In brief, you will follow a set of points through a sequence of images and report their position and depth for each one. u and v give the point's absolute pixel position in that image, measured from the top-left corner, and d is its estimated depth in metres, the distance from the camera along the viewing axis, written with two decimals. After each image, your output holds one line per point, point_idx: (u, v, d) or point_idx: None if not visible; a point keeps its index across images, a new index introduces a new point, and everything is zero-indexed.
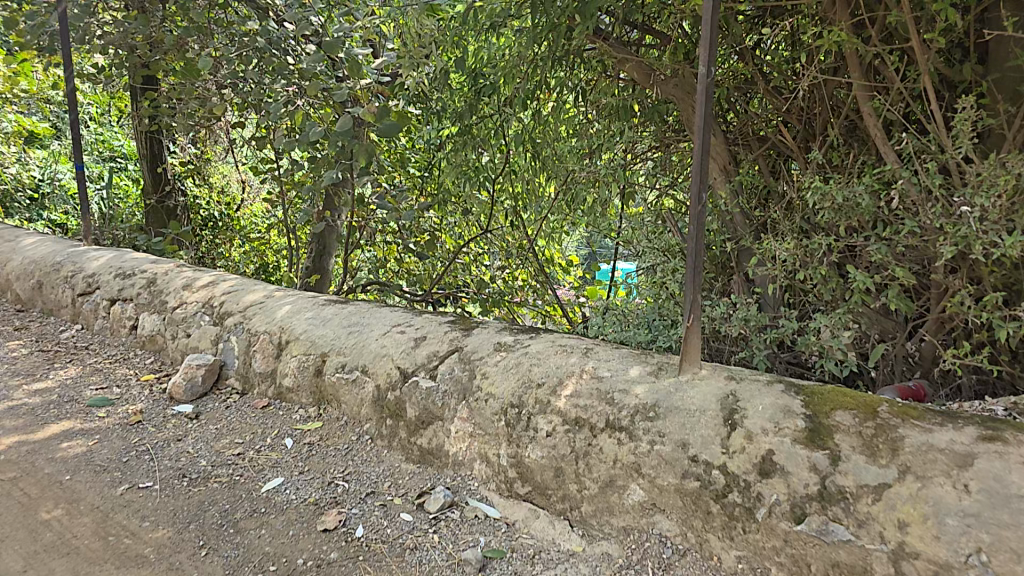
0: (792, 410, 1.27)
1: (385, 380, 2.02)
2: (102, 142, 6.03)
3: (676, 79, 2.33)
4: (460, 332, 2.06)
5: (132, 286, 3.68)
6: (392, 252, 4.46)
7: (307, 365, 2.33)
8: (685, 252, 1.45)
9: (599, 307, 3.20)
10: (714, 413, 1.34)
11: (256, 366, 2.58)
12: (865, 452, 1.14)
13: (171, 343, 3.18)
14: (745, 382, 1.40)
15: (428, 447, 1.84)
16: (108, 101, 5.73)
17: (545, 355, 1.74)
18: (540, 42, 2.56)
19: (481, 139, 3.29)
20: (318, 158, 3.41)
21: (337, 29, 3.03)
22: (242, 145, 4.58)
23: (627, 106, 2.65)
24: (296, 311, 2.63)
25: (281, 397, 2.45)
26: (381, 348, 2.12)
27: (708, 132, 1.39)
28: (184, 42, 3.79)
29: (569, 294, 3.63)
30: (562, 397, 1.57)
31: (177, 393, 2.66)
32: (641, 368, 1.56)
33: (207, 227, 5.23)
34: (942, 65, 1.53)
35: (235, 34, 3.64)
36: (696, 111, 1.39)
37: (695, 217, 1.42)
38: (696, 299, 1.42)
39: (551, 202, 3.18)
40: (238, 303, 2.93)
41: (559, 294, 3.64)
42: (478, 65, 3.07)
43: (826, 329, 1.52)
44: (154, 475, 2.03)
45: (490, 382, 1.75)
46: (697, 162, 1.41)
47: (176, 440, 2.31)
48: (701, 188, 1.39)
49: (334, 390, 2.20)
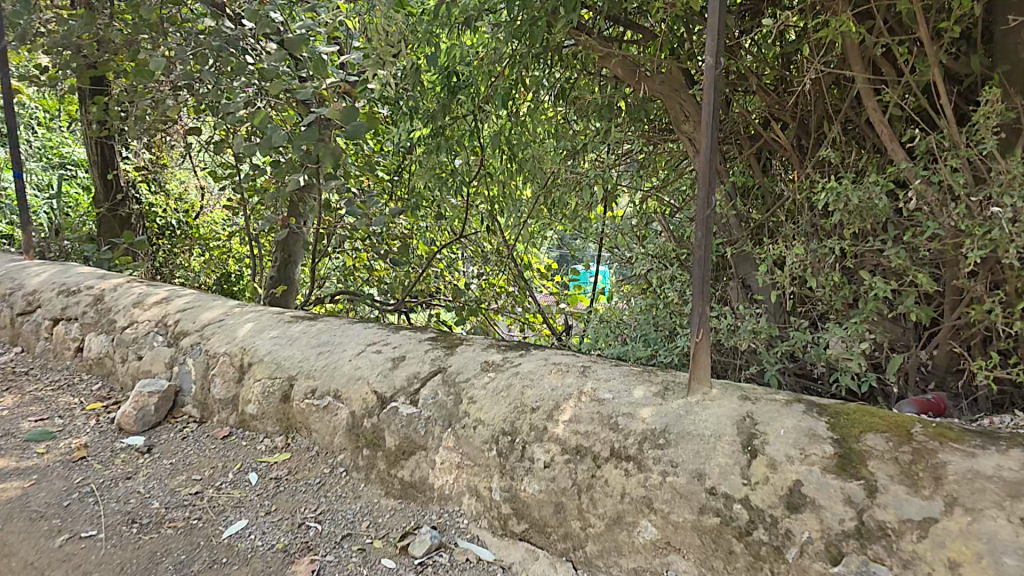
0: (817, 434, 1.16)
1: (361, 406, 1.83)
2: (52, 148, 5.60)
3: (663, 75, 2.20)
4: (442, 350, 1.90)
5: (76, 304, 3.37)
6: (361, 260, 4.25)
7: (273, 390, 2.12)
8: (693, 261, 1.32)
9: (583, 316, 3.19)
10: (732, 439, 1.21)
11: (215, 392, 2.35)
12: (905, 482, 1.03)
13: (121, 366, 2.91)
14: (761, 403, 1.28)
15: (410, 480, 1.66)
16: (56, 105, 5.37)
17: (538, 376, 1.59)
18: (521, 37, 2.41)
19: (455, 141, 3.14)
20: (281, 163, 3.19)
21: (299, 25, 2.83)
22: (201, 150, 4.30)
23: (611, 104, 2.51)
24: (260, 330, 2.42)
25: (243, 426, 2.23)
26: (355, 370, 1.93)
27: (716, 130, 1.27)
28: (133, 40, 3.50)
29: (549, 300, 3.54)
30: (559, 423, 1.43)
31: (127, 424, 2.40)
32: (645, 388, 1.43)
33: (165, 235, 4.90)
34: (948, 59, 1.46)
35: (190, 31, 3.38)
36: (705, 106, 1.26)
37: (702, 223, 1.29)
38: (704, 311, 1.31)
39: (530, 206, 3.07)
40: (195, 322, 2.69)
41: (540, 301, 3.52)
42: (452, 64, 2.93)
43: (841, 341, 1.42)
44: (99, 522, 1.80)
45: (479, 407, 1.59)
46: (704, 163, 1.29)
47: (125, 478, 2.06)
48: (709, 192, 1.27)
49: (304, 417, 2.00)
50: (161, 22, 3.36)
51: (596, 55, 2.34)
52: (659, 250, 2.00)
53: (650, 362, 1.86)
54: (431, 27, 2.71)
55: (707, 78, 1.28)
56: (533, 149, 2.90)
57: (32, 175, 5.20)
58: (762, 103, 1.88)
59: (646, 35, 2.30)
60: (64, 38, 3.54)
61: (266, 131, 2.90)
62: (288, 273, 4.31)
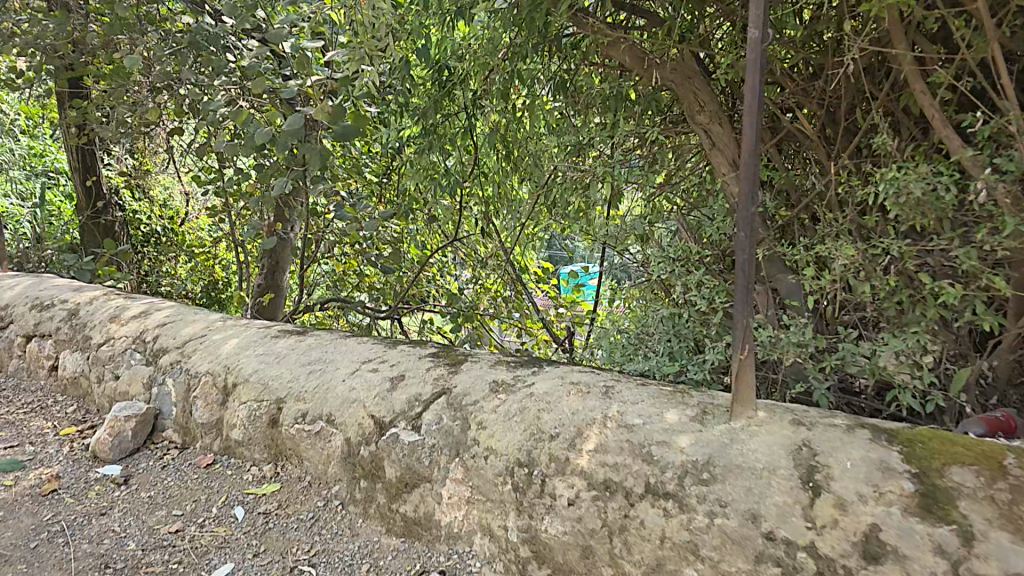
0: (891, 467, 1.00)
1: (356, 432, 1.65)
2: (34, 155, 5.30)
3: (675, 63, 2.00)
4: (445, 368, 1.72)
5: (50, 319, 3.16)
6: (351, 265, 4.09)
7: (259, 414, 1.93)
8: (735, 266, 1.15)
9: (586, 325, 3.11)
10: (788, 474, 1.05)
11: (198, 416, 2.16)
12: (1007, 528, 0.87)
13: (97, 387, 2.71)
14: (818, 429, 1.12)
15: (414, 516, 1.49)
16: (38, 111, 5.16)
17: (555, 398, 1.42)
18: (521, 25, 2.25)
19: (447, 140, 2.97)
20: (266, 165, 3.01)
21: (283, 19, 2.64)
22: (183, 154, 4.10)
23: (622, 93, 2.33)
24: (245, 346, 2.23)
25: (229, 453, 2.04)
26: (349, 392, 1.75)
27: (760, 114, 1.11)
28: (111, 40, 3.31)
29: (547, 304, 3.33)
30: (583, 453, 1.26)
31: (103, 451, 2.20)
32: (679, 412, 1.27)
33: (149, 243, 4.69)
34: (1009, 35, 1.31)
35: (169, 29, 3.18)
36: (748, 89, 1.10)
37: (744, 222, 1.14)
38: (746, 325, 1.14)
39: (527, 207, 2.90)
40: (176, 338, 2.50)
41: (538, 307, 3.32)
42: (443, 57, 2.74)
43: (898, 354, 1.26)
44: (67, 567, 1.61)
45: (490, 434, 1.41)
46: (747, 154, 1.13)
47: (99, 515, 1.87)
48: (754, 188, 1.11)
49: (294, 444, 1.82)
50: (139, 21, 3.17)
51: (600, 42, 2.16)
52: (681, 253, 1.80)
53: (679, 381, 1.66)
54: (421, 17, 2.52)
55: (750, 57, 1.12)
56: (531, 146, 2.72)
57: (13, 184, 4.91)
58: (787, 89, 1.73)
59: (650, 19, 2.12)
60: (37, 39, 3.34)
61: (248, 132, 2.72)
62: (276, 279, 4.19)
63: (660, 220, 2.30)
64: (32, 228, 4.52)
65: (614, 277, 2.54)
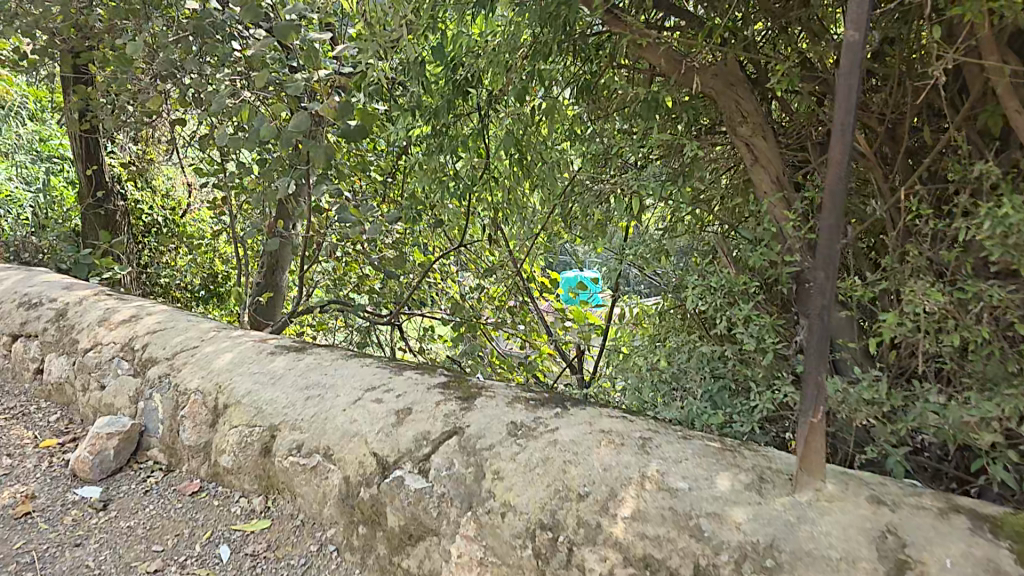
0: (1001, 571, 0.83)
1: (356, 471, 1.48)
2: (41, 141, 5.12)
3: (716, 67, 1.81)
4: (456, 403, 1.55)
5: (37, 319, 3.00)
6: (352, 268, 3.93)
7: (250, 442, 1.76)
8: (810, 316, 0.99)
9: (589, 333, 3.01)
10: (872, 568, 0.88)
11: (184, 437, 1.99)
12: None
13: (82, 396, 2.55)
14: (902, 511, 0.96)
15: (418, 572, 1.33)
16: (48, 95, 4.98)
17: (584, 448, 1.25)
18: (548, 22, 2.09)
19: (459, 143, 2.76)
20: (269, 160, 2.89)
21: (290, 8, 2.44)
22: (187, 146, 3.94)
23: (656, 100, 2.09)
24: (239, 363, 2.06)
25: (217, 480, 1.88)
26: (350, 424, 1.58)
27: (850, 132, 0.96)
28: (115, 25, 3.14)
29: (552, 315, 3.26)
30: (618, 521, 1.08)
31: (83, 471, 2.03)
32: (730, 477, 1.10)
33: (150, 234, 4.53)
34: None
35: (175, 15, 2.99)
36: (840, 102, 0.95)
37: (825, 260, 0.98)
38: (818, 380, 0.99)
39: (541, 217, 2.78)
40: (166, 348, 2.34)
41: (545, 317, 3.24)
42: (458, 54, 2.56)
43: (985, 418, 1.09)
44: None
45: (508, 487, 1.24)
46: (833, 181, 0.98)
47: (71, 546, 1.70)
48: (840, 221, 0.96)
49: (287, 478, 1.65)
50: (144, 6, 3.00)
51: (634, 43, 1.97)
52: (725, 283, 1.61)
53: (725, 432, 1.46)
54: (439, 10, 2.35)
55: (842, 67, 0.96)
56: (547, 153, 2.54)
57: (17, 169, 4.74)
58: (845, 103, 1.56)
59: (687, 20, 1.95)
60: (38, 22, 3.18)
61: (253, 127, 2.55)
62: (275, 280, 4.19)
63: (680, 244, 2.06)
64: (32, 213, 4.24)
65: (631, 295, 2.38)
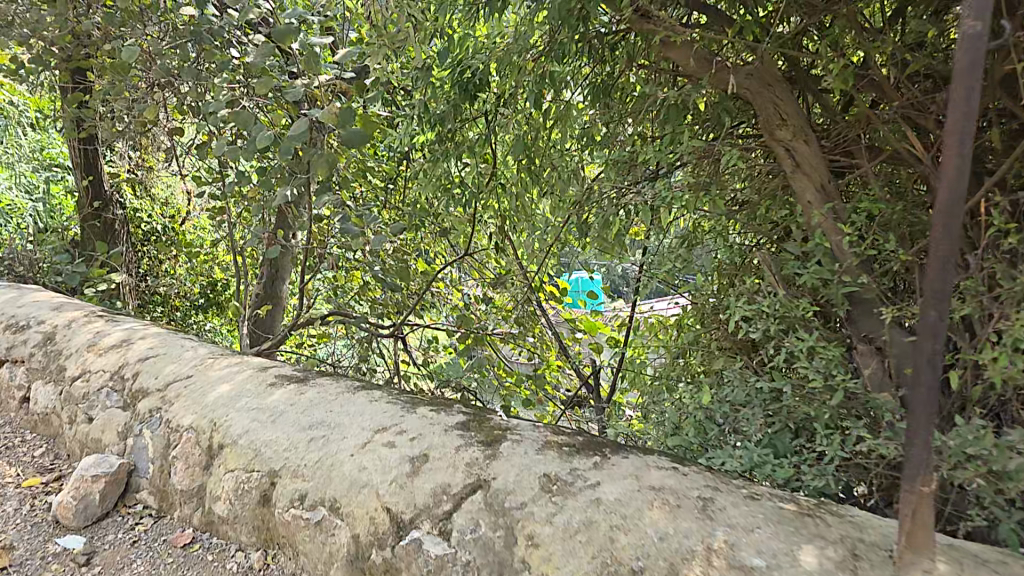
0: None
1: (367, 529, 1.30)
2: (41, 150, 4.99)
3: (751, 66, 1.64)
4: (479, 450, 1.38)
5: (23, 343, 2.81)
6: (353, 279, 3.75)
7: (248, 488, 1.59)
8: (918, 363, 0.83)
9: (600, 345, 2.89)
10: None
11: (176, 480, 1.82)
12: None
13: (68, 429, 2.37)
14: None
15: None
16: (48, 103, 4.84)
17: (633, 511, 1.08)
18: (567, 21, 1.90)
19: (464, 148, 2.59)
20: (269, 169, 2.72)
21: (290, 10, 2.25)
22: (184, 156, 3.77)
23: (684, 103, 1.92)
24: (234, 397, 1.89)
25: (211, 530, 1.71)
26: (359, 472, 1.40)
27: (968, 141, 0.80)
28: (109, 32, 2.97)
29: (561, 325, 3.12)
30: None
31: (65, 518, 1.85)
32: (817, 554, 0.93)
33: (150, 241, 4.27)
34: None
35: (174, 21, 2.84)
36: (958, 107, 0.80)
37: (936, 296, 0.82)
38: (929, 441, 0.82)
39: (552, 227, 2.54)
40: (158, 378, 2.16)
41: (554, 327, 3.08)
42: (466, 56, 2.36)
43: None
44: None
45: (546, 557, 1.06)
46: (947, 203, 0.82)
47: None
48: (956, 250, 0.80)
49: (289, 533, 1.48)
50: (139, 11, 2.83)
51: (661, 41, 1.79)
52: (778, 309, 1.48)
53: (789, 486, 1.29)
54: (450, 8, 2.17)
55: (958, 67, 0.81)
56: (559, 158, 2.38)
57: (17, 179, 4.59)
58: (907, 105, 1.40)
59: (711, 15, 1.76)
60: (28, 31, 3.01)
61: (251, 135, 2.34)
62: (275, 290, 4.06)
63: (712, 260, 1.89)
64: (33, 222, 4.11)
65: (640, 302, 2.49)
